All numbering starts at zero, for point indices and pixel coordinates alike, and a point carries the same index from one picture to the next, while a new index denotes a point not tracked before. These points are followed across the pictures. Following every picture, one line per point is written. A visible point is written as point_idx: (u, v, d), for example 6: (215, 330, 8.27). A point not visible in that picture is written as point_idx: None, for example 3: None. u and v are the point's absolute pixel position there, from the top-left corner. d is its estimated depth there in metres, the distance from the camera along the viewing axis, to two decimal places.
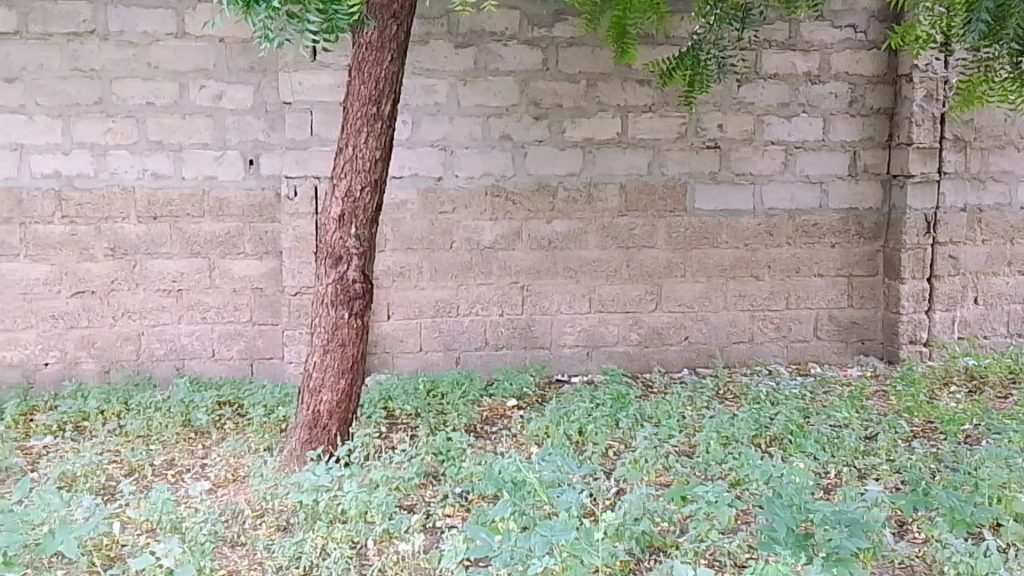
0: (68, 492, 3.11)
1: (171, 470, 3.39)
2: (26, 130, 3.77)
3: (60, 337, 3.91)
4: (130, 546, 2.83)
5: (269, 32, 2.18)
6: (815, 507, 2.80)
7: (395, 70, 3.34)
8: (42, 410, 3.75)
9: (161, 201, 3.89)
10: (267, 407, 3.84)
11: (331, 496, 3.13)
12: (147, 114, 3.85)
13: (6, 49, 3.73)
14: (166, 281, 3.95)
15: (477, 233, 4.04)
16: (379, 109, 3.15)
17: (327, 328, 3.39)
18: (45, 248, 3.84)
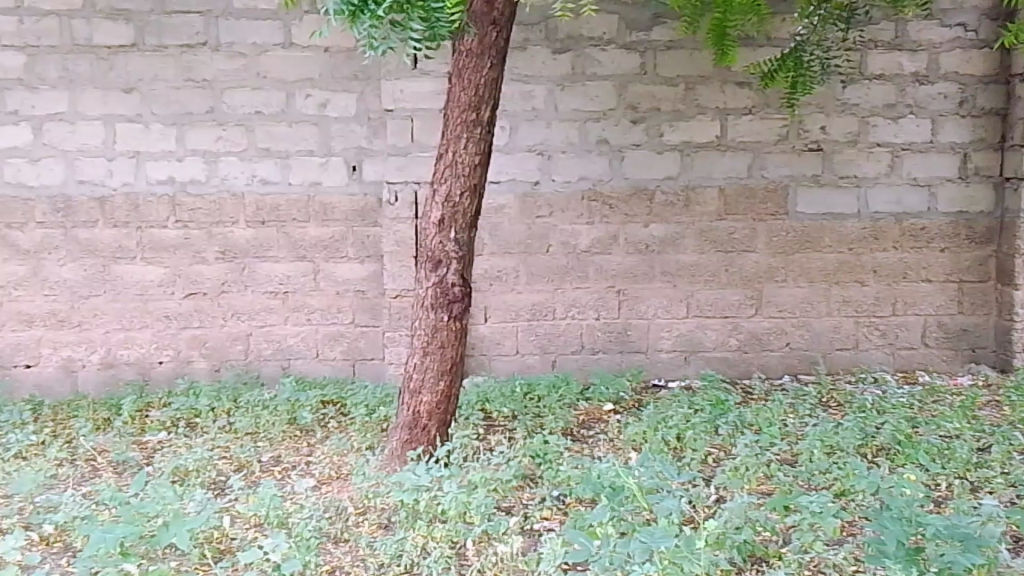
0: (182, 486, 3.23)
1: (278, 466, 3.49)
2: (143, 138, 3.94)
3: (173, 337, 4.08)
4: (239, 539, 2.92)
5: (374, 40, 2.44)
6: (927, 520, 2.67)
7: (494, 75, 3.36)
8: (157, 406, 3.92)
9: (268, 206, 4.05)
10: (369, 407, 3.95)
11: (430, 496, 3.16)
12: (256, 122, 4.00)
13: (124, 61, 3.90)
14: (273, 283, 4.10)
15: (573, 237, 4.11)
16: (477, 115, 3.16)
17: (426, 330, 3.44)
18: (159, 251, 4.01)
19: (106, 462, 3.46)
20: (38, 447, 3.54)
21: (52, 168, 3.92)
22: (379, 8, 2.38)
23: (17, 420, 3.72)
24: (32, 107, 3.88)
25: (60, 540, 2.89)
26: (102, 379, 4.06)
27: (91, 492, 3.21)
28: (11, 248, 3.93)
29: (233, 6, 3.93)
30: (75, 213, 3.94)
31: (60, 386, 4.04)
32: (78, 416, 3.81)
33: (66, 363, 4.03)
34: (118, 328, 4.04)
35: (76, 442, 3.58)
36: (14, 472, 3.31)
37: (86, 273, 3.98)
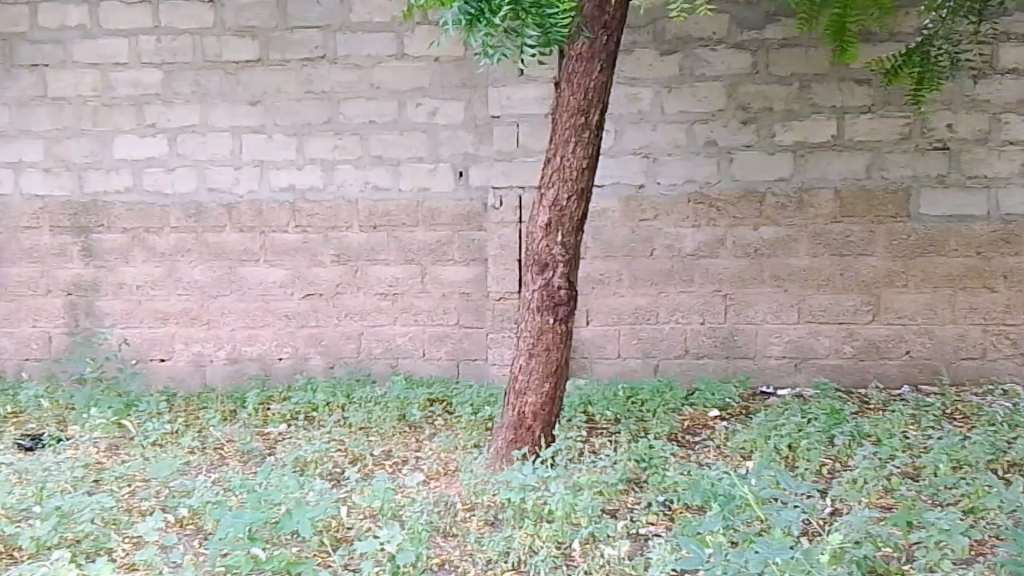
0: (303, 476, 3.40)
1: (389, 461, 3.63)
2: (266, 148, 4.17)
3: (292, 335, 4.29)
4: (355, 529, 3.05)
5: (488, 48, 2.47)
6: None
7: (603, 79, 3.39)
8: (277, 400, 4.15)
9: (380, 212, 4.22)
10: (474, 406, 4.05)
11: (537, 496, 3.19)
12: (369, 131, 4.18)
13: (250, 75, 4.13)
14: (383, 285, 4.26)
15: (678, 241, 4.11)
16: (586, 119, 3.20)
17: (532, 332, 3.50)
18: (280, 254, 4.23)
19: (232, 450, 3.69)
20: (172, 435, 3.81)
21: (185, 177, 4.17)
22: (495, 17, 2.41)
23: (154, 410, 4.01)
24: (168, 120, 4.13)
25: (193, 523, 3.10)
26: (228, 373, 4.31)
27: (221, 478, 3.44)
28: (149, 250, 4.19)
29: (350, 20, 4.11)
30: (205, 219, 4.18)
31: (189, 379, 4.30)
32: (208, 407, 4.07)
33: (195, 359, 4.29)
34: (242, 326, 4.27)
35: (206, 431, 3.84)
36: (154, 457, 3.59)
37: (215, 275, 4.22)
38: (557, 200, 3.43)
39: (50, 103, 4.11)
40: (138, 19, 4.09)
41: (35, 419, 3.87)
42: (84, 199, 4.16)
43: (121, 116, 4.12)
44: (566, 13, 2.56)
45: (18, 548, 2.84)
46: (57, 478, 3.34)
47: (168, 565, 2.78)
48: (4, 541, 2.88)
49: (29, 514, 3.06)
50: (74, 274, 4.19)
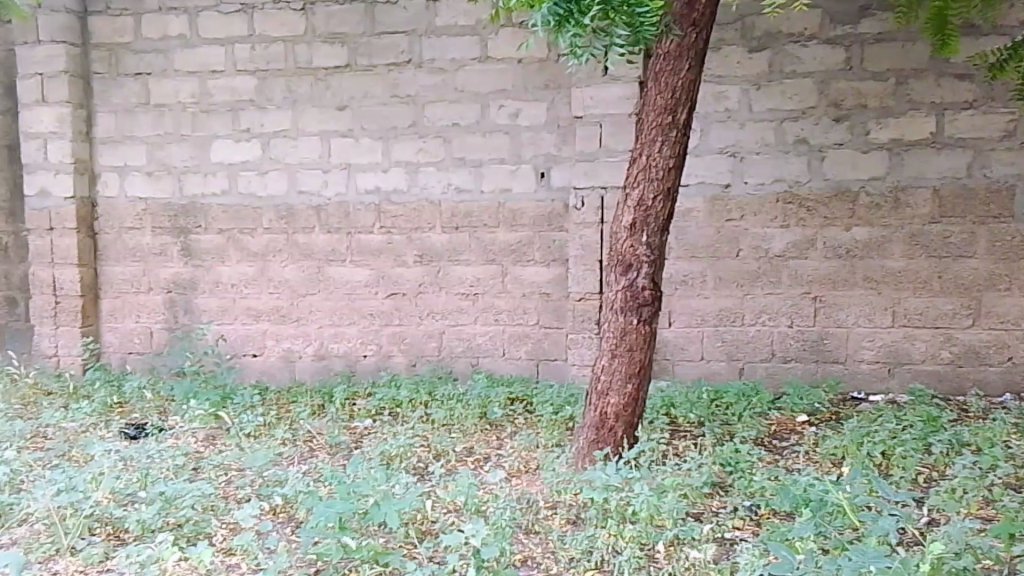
0: (390, 468, 3.47)
1: (471, 457, 3.69)
2: (353, 151, 4.29)
3: (376, 333, 4.40)
4: (440, 522, 3.11)
5: (578, 48, 2.59)
6: None
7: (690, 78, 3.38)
8: (362, 396, 4.26)
9: (462, 213, 4.29)
10: (555, 405, 4.06)
11: (621, 497, 3.18)
12: (452, 134, 4.26)
13: (339, 81, 4.25)
14: (464, 285, 4.33)
15: (766, 241, 4.19)
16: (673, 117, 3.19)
17: (616, 333, 3.49)
18: (366, 254, 4.34)
19: (322, 443, 3.81)
20: (265, 427, 3.95)
21: (277, 180, 4.31)
22: (584, 17, 2.50)
23: (247, 403, 4.17)
24: (262, 125, 4.28)
25: (286, 511, 3.22)
26: (316, 369, 4.44)
27: (312, 469, 3.55)
28: (243, 251, 4.36)
29: (435, 24, 4.20)
30: (295, 220, 4.33)
31: (280, 374, 4.45)
32: (298, 401, 4.21)
33: (285, 354, 4.44)
34: (329, 324, 4.40)
35: (297, 424, 3.98)
36: (250, 447, 3.74)
37: (305, 274, 4.37)
38: (643, 201, 3.43)
39: (152, 109, 4.29)
40: (234, 28, 4.24)
41: (139, 409, 4.09)
42: (183, 202, 4.34)
43: (218, 122, 4.28)
44: (659, 12, 2.58)
45: (126, 529, 3.02)
46: (160, 465, 3.52)
47: (263, 551, 2.87)
48: (111, 523, 3.07)
49: (135, 498, 3.24)
50: (174, 273, 4.39)
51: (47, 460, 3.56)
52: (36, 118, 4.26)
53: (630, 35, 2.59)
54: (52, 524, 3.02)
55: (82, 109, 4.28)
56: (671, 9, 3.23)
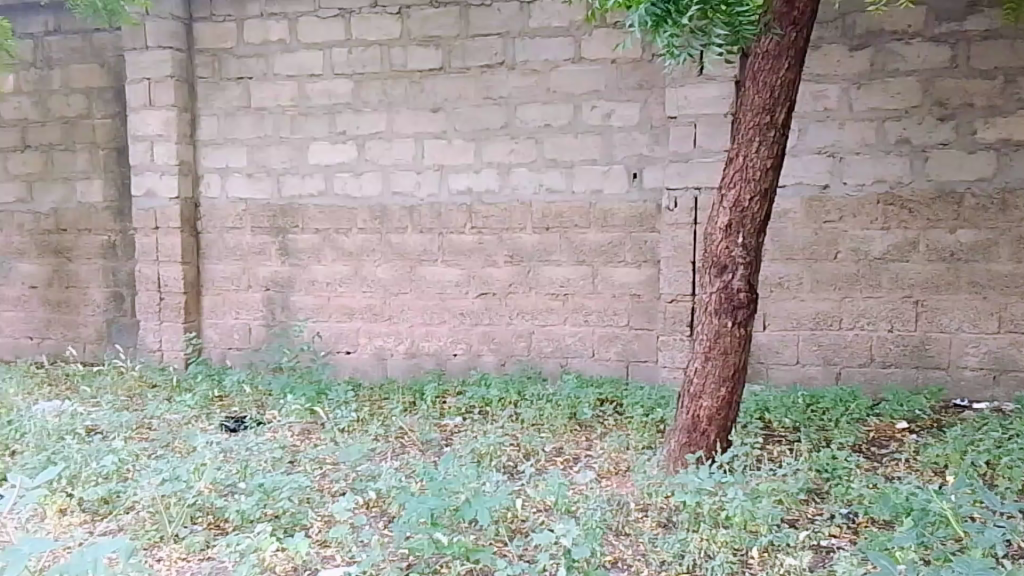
0: (483, 466, 3.49)
1: (561, 457, 3.68)
2: (446, 152, 4.34)
3: (466, 332, 4.45)
4: (530, 521, 3.10)
5: (676, 48, 2.85)
6: None
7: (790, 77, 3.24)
8: (452, 394, 4.31)
9: (553, 213, 4.31)
10: (646, 407, 4.03)
11: (714, 502, 3.11)
12: (545, 134, 4.28)
13: (433, 83, 4.31)
14: (554, 286, 4.34)
15: (866, 243, 4.15)
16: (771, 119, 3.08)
17: (709, 336, 3.40)
18: (457, 254, 4.39)
19: (413, 439, 3.85)
20: (359, 423, 4.03)
21: (372, 181, 4.39)
22: (682, 17, 2.75)
23: (342, 399, 4.25)
24: (357, 127, 4.37)
25: (378, 505, 3.28)
26: (408, 366, 4.51)
27: (404, 465, 3.59)
28: (338, 250, 4.46)
29: (529, 26, 4.23)
30: (389, 220, 4.40)
31: (372, 371, 4.54)
32: (391, 398, 4.28)
33: (377, 352, 4.52)
34: (420, 323, 4.47)
35: (390, 419, 4.05)
36: (344, 441, 3.80)
37: (397, 273, 4.44)
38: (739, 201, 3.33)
39: (253, 113, 4.42)
40: (332, 32, 4.33)
41: (238, 403, 4.21)
42: (282, 202, 4.46)
43: (315, 125, 4.39)
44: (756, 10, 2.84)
45: (226, 519, 3.12)
46: (259, 457, 3.63)
47: (357, 544, 2.93)
48: (213, 513, 3.17)
49: (235, 489, 3.33)
50: (272, 271, 4.52)
51: (153, 450, 3.71)
52: (142, 120, 4.41)
53: (727, 33, 2.87)
54: (157, 511, 3.14)
55: (187, 112, 4.44)
56: (770, 8, 3.10)
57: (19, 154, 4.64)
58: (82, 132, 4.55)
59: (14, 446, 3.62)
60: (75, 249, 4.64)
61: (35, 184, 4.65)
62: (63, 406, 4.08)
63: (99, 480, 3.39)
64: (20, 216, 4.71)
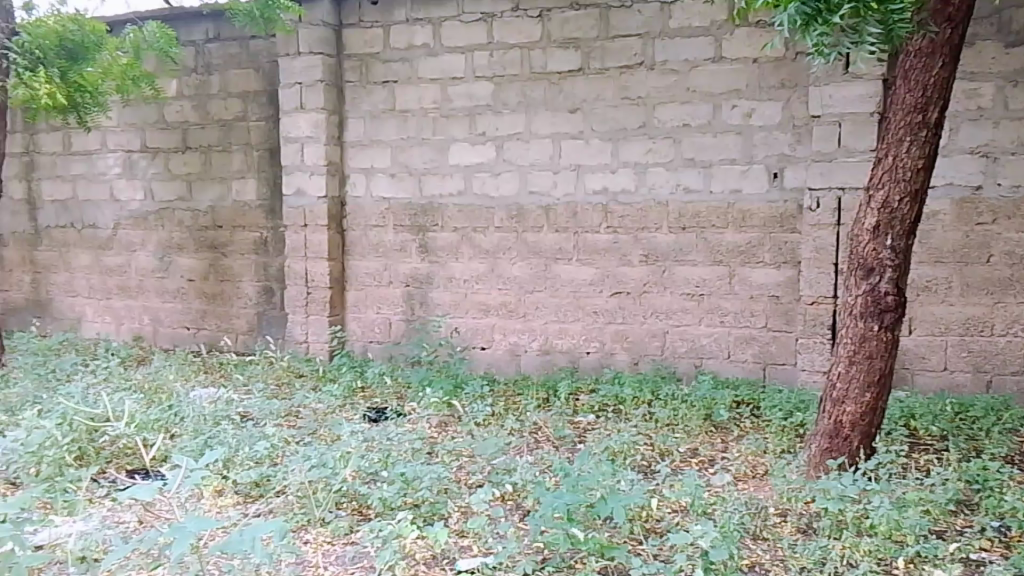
0: (618, 463, 3.47)
1: (695, 458, 3.62)
2: (583, 152, 4.39)
3: (599, 330, 4.49)
4: (666, 522, 3.03)
5: (823, 48, 2.56)
6: None
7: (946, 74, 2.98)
8: (586, 391, 4.35)
9: (690, 213, 4.29)
10: (785, 411, 3.93)
11: (858, 509, 2.91)
12: (683, 134, 4.27)
13: (571, 84, 4.36)
14: (690, 286, 4.33)
15: (1021, 247, 3.99)
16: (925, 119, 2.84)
17: (852, 340, 3.18)
18: (592, 253, 4.44)
19: (548, 435, 3.89)
20: (495, 417, 4.10)
21: (509, 181, 4.49)
22: (833, 16, 2.47)
23: (478, 393, 4.35)
24: (497, 129, 4.46)
25: (514, 498, 3.32)
26: (541, 363, 4.59)
27: (541, 459, 3.63)
28: (475, 248, 4.57)
29: (669, 26, 4.23)
30: (525, 219, 4.49)
31: (507, 366, 4.64)
32: (525, 394, 4.34)
33: (512, 348, 4.61)
34: (554, 320, 4.54)
35: (525, 415, 4.10)
36: (482, 434, 3.86)
37: (532, 271, 4.53)
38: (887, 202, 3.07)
39: (397, 115, 4.58)
40: (474, 35, 4.44)
41: (380, 394, 4.37)
42: (422, 201, 4.61)
43: (456, 127, 4.51)
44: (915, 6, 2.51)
45: (369, 506, 3.25)
46: (399, 447, 3.72)
47: (494, 535, 2.97)
48: (357, 499, 3.30)
49: (378, 477, 3.45)
50: (412, 268, 4.68)
51: (301, 436, 3.88)
52: (294, 123, 4.64)
53: (880, 31, 2.52)
54: (305, 495, 3.28)
55: (335, 116, 4.65)
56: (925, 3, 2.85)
57: (181, 154, 4.97)
58: (238, 133, 4.83)
59: (174, 429, 3.86)
60: (229, 244, 4.92)
61: (194, 184, 4.97)
62: (218, 392, 4.30)
63: (252, 464, 3.57)
64: (179, 213, 5.04)
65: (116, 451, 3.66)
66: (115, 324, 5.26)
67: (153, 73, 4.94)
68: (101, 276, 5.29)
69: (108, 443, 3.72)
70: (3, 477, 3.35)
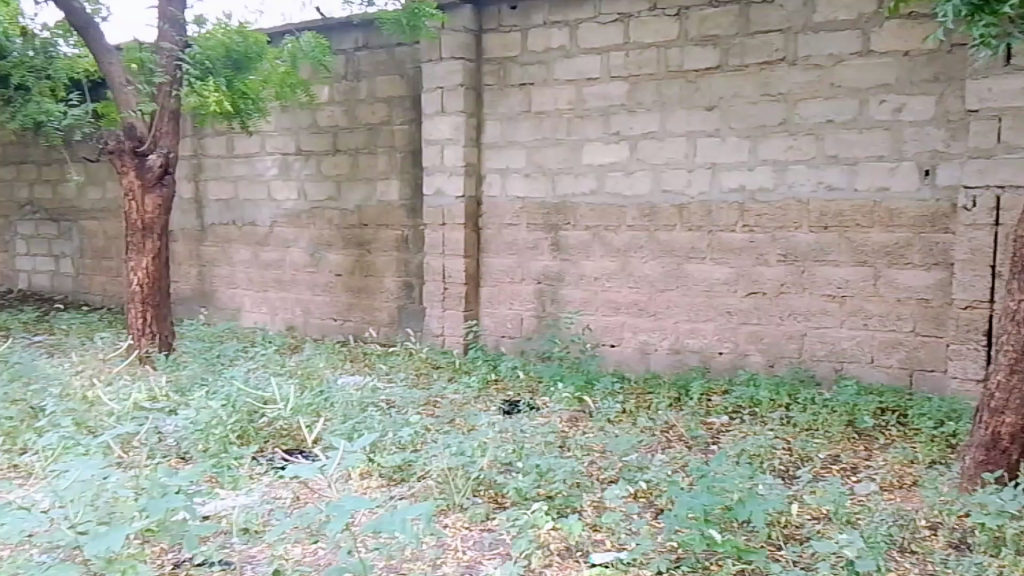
0: (756, 467, 3.38)
1: (837, 465, 3.47)
2: (720, 150, 4.35)
3: (733, 331, 4.45)
4: (807, 529, 2.90)
5: (987, 38, 2.51)
6: None
7: None
8: (718, 392, 4.31)
9: (832, 212, 4.17)
10: (937, 420, 3.73)
11: (1020, 526, 2.70)
12: (826, 131, 4.15)
13: (709, 82, 4.35)
14: (831, 286, 4.21)
15: None
16: None
17: (1014, 346, 2.95)
18: (727, 252, 4.40)
19: (681, 434, 3.87)
20: (626, 414, 4.13)
21: (642, 180, 4.54)
22: (1002, 6, 2.41)
23: (609, 389, 4.41)
24: (631, 128, 4.53)
25: (646, 496, 3.29)
26: (672, 362, 4.61)
27: (674, 458, 3.60)
28: (607, 247, 4.67)
29: (813, 21, 4.12)
30: (658, 218, 4.53)
31: (637, 364, 4.70)
32: (656, 392, 4.36)
33: (642, 346, 4.66)
34: (686, 320, 4.54)
35: (657, 413, 4.10)
36: (615, 432, 3.88)
37: (665, 270, 4.55)
38: None
39: (533, 116, 4.77)
40: (610, 35, 4.54)
41: (513, 387, 4.51)
42: (556, 200, 4.76)
43: (590, 126, 4.63)
44: None
45: (504, 495, 3.29)
46: (533, 439, 3.79)
47: (628, 531, 2.95)
48: (493, 487, 3.35)
49: (512, 467, 3.50)
50: (544, 265, 4.85)
51: (440, 425, 4.02)
52: (435, 126, 4.93)
53: None
54: (446, 481, 3.36)
55: (473, 118, 4.91)
56: None
57: (331, 157, 5.39)
58: (383, 136, 5.20)
59: (325, 413, 4.09)
60: (374, 242, 5.29)
61: (343, 184, 5.37)
62: (363, 380, 4.57)
63: (396, 449, 3.72)
64: (330, 212, 5.44)
65: (274, 431, 3.91)
66: (270, 314, 5.72)
67: (308, 80, 5.37)
68: (258, 269, 5.76)
69: (266, 424, 3.96)
70: (176, 451, 3.62)
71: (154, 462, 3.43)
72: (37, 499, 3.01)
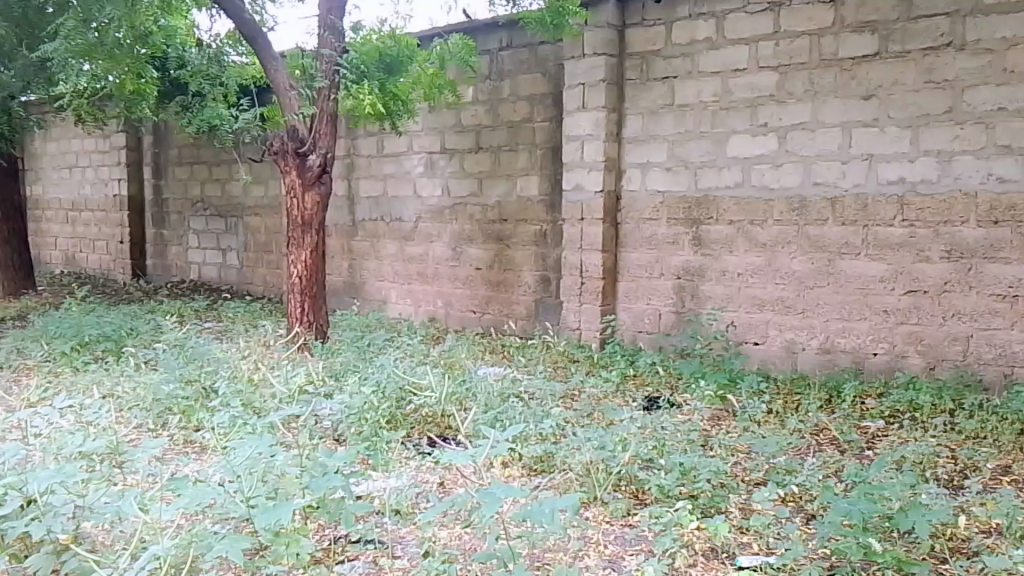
0: (919, 475, 3.19)
1: (1008, 476, 3.22)
2: (877, 140, 4.16)
3: (891, 330, 4.25)
4: (976, 542, 2.71)
5: None
6: None
7: None
8: (874, 395, 4.12)
9: (1004, 205, 3.89)
10: None
11: None
12: (998, 119, 3.86)
13: (866, 70, 4.16)
14: (1001, 286, 3.94)
15: None
16: None
17: None
18: (885, 248, 4.20)
19: (835, 437, 3.72)
20: (774, 415, 4.01)
21: (792, 172, 4.41)
22: None
23: (754, 389, 4.30)
24: (780, 119, 4.41)
25: (796, 501, 3.16)
26: (821, 362, 4.45)
27: (827, 463, 3.46)
28: (752, 241, 4.58)
29: (983, 3, 3.87)
30: (809, 212, 4.38)
31: (783, 363, 4.57)
32: (805, 393, 4.21)
33: (788, 345, 4.54)
34: (838, 319, 4.38)
35: (807, 414, 3.97)
36: (765, 432, 3.78)
37: (814, 266, 4.40)
38: None
39: (676, 109, 4.74)
40: (760, 26, 4.44)
41: (652, 382, 4.49)
42: (697, 194, 4.71)
43: (736, 118, 4.54)
44: None
45: (646, 492, 3.26)
46: (676, 436, 3.75)
47: (777, 535, 2.86)
48: (634, 483, 3.34)
49: (655, 464, 3.47)
50: (684, 261, 4.81)
51: (580, 418, 4.04)
52: (577, 122, 4.99)
53: None
54: (587, 474, 3.37)
55: (614, 113, 4.92)
56: None
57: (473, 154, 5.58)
58: (525, 134, 5.33)
59: (469, 402, 4.20)
60: (513, 236, 5.44)
61: (485, 180, 5.55)
62: (503, 371, 4.69)
63: (539, 440, 3.78)
64: (470, 208, 5.63)
65: (421, 418, 4.08)
66: (414, 305, 5.99)
67: (455, 80, 5.57)
68: (403, 263, 6.03)
69: (413, 410, 4.13)
70: (332, 433, 3.83)
71: (314, 442, 3.65)
72: (209, 473, 3.24)
